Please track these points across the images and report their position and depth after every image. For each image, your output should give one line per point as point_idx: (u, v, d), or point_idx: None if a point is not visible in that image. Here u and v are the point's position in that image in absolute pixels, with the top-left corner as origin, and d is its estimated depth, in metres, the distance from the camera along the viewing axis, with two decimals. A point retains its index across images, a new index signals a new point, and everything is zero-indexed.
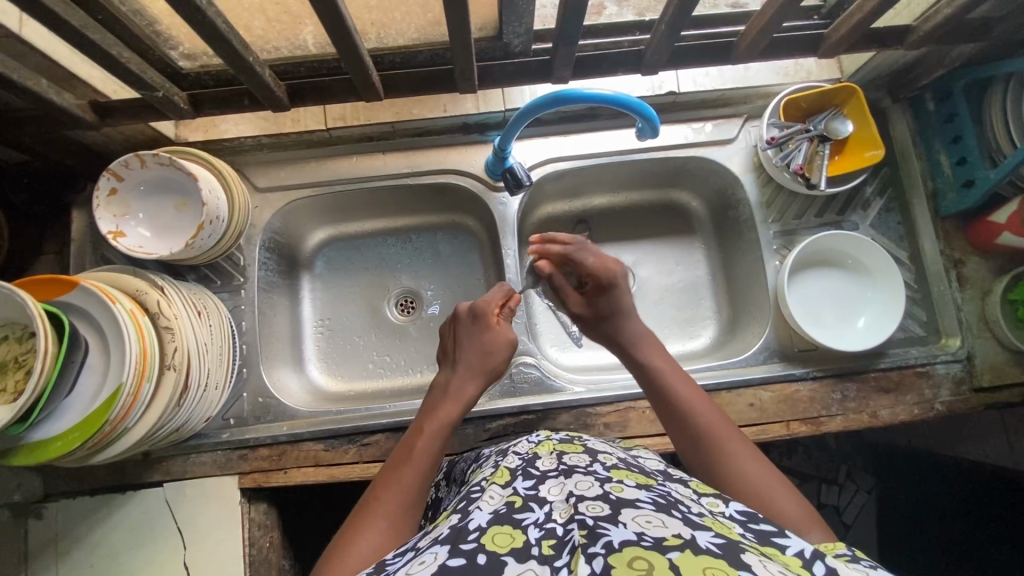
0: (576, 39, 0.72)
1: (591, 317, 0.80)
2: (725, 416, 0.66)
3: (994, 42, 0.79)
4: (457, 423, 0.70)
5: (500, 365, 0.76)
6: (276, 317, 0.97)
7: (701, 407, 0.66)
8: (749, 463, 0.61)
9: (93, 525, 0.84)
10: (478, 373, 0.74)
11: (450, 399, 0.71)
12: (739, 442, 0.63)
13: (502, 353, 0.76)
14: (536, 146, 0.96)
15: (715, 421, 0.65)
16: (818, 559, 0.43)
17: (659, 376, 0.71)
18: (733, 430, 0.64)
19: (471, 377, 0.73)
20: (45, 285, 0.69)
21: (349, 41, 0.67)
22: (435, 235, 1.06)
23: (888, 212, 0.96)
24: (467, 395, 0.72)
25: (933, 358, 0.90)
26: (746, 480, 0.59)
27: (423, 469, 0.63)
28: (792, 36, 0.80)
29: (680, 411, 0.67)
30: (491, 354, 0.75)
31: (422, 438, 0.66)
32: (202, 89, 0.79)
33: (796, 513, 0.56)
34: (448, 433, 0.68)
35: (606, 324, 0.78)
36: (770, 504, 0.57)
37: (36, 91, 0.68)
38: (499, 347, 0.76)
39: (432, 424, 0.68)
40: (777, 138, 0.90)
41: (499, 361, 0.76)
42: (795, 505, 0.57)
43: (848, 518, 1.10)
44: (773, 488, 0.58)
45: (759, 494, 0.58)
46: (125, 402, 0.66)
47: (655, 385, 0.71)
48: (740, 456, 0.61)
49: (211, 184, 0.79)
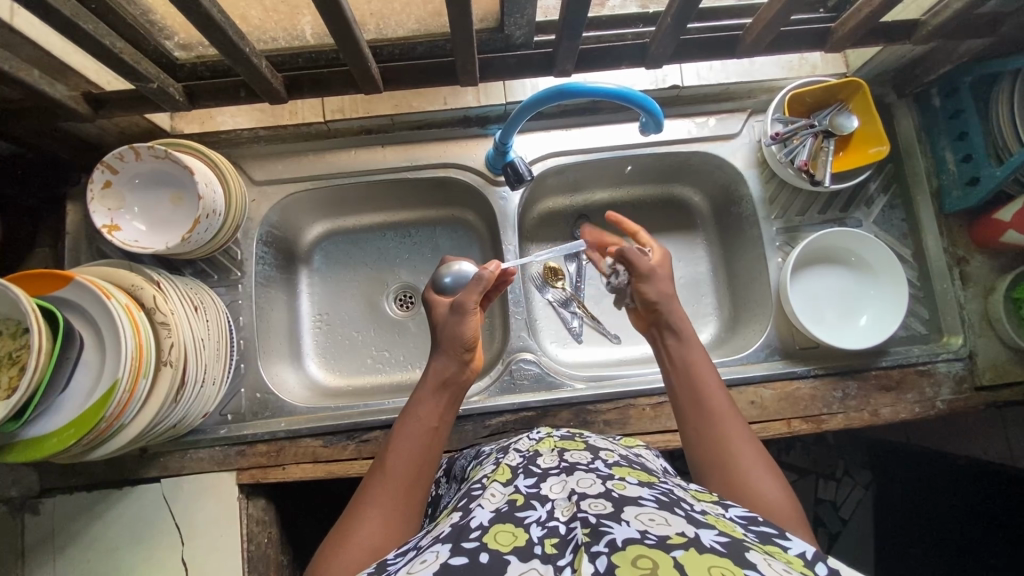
0: (580, 32, 0.70)
1: (660, 275, 0.76)
2: (731, 404, 0.66)
3: (1002, 38, 0.78)
4: (441, 402, 0.69)
5: (465, 332, 0.70)
6: (274, 312, 0.96)
7: (714, 392, 0.66)
8: (748, 453, 0.61)
9: (89, 521, 0.84)
10: (444, 350, 0.70)
11: (426, 382, 0.69)
12: (746, 446, 0.61)
13: (457, 323, 0.70)
14: (539, 139, 0.95)
15: (723, 407, 0.65)
16: (820, 562, 0.42)
17: (687, 368, 0.69)
18: (741, 422, 0.64)
19: (439, 355, 0.70)
20: (38, 281, 0.67)
21: (348, 31, 0.65)
22: (433, 229, 1.05)
23: (891, 208, 0.95)
24: (442, 372, 0.69)
25: (934, 356, 0.90)
26: (743, 473, 0.59)
27: (412, 457, 0.63)
28: (799, 30, 0.79)
29: (696, 405, 0.66)
30: (445, 331, 0.71)
31: (404, 427, 0.65)
32: (199, 81, 0.78)
33: (788, 514, 0.55)
34: (433, 416, 0.67)
35: (660, 285, 0.75)
36: (767, 505, 0.56)
37: (27, 82, 0.66)
38: (449, 320, 0.71)
39: (414, 410, 0.67)
40: (782, 133, 0.88)
41: (460, 329, 0.70)
42: (789, 505, 0.56)
43: (845, 514, 1.12)
44: (766, 482, 0.58)
45: (752, 486, 0.58)
46: (119, 398, 0.65)
47: (673, 362, 0.71)
48: (744, 452, 0.61)
49: (207, 176, 0.78)
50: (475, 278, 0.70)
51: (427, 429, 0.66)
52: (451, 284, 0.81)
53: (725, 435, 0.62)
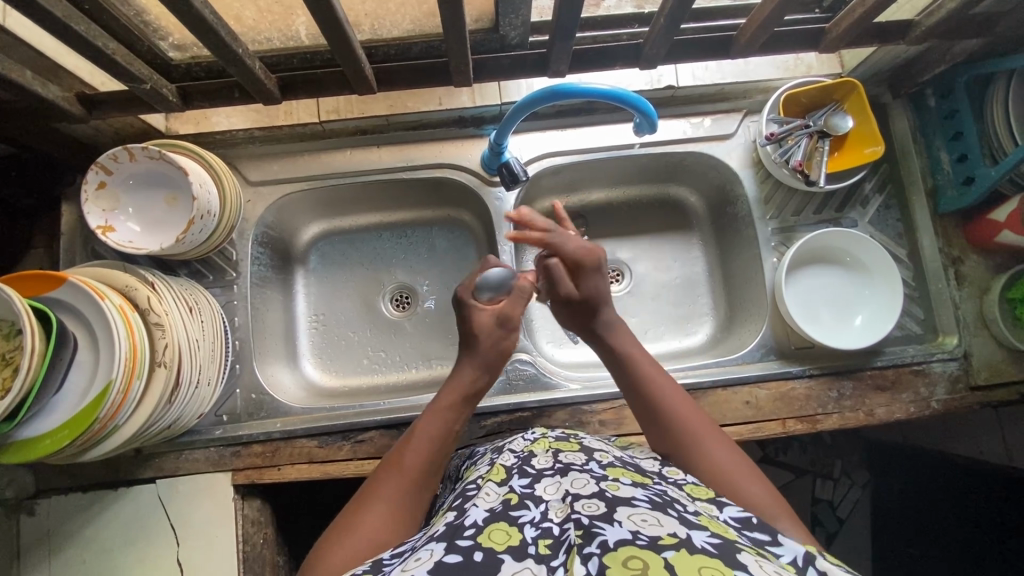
0: (573, 32, 0.71)
1: (579, 301, 0.74)
2: (696, 406, 0.66)
3: (997, 38, 0.78)
4: (463, 407, 0.69)
5: (506, 346, 0.74)
6: (270, 312, 0.96)
7: (667, 390, 0.67)
8: (720, 454, 0.61)
9: (85, 522, 0.84)
10: (480, 360, 0.72)
11: (453, 385, 0.70)
12: (711, 435, 0.62)
13: (499, 336, 0.73)
14: (534, 140, 0.95)
15: (687, 412, 0.65)
16: (809, 567, 0.43)
17: (633, 371, 0.70)
18: (700, 414, 0.65)
19: (472, 363, 0.71)
20: (33, 281, 0.67)
21: (342, 32, 0.65)
22: (429, 229, 1.05)
23: (887, 208, 0.95)
24: (470, 381, 0.70)
25: (929, 356, 0.90)
26: (711, 464, 0.60)
27: (427, 456, 0.62)
28: (793, 30, 0.79)
29: (652, 405, 0.66)
30: (488, 340, 0.72)
31: (423, 424, 0.65)
32: (194, 81, 0.78)
33: (762, 498, 0.56)
34: (454, 419, 0.67)
35: (585, 309, 0.74)
36: (740, 493, 0.57)
37: (21, 83, 0.66)
38: (491, 330, 0.73)
39: (437, 409, 0.67)
40: (776, 133, 0.89)
41: (502, 344, 0.73)
42: (760, 489, 0.57)
43: (842, 513, 1.12)
44: (735, 468, 0.59)
45: (732, 487, 0.58)
46: (115, 399, 0.65)
47: (622, 376, 0.71)
48: (708, 442, 0.62)
49: (202, 178, 0.78)
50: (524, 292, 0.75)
51: (445, 430, 0.65)
52: (488, 284, 0.77)
53: (686, 430, 0.63)
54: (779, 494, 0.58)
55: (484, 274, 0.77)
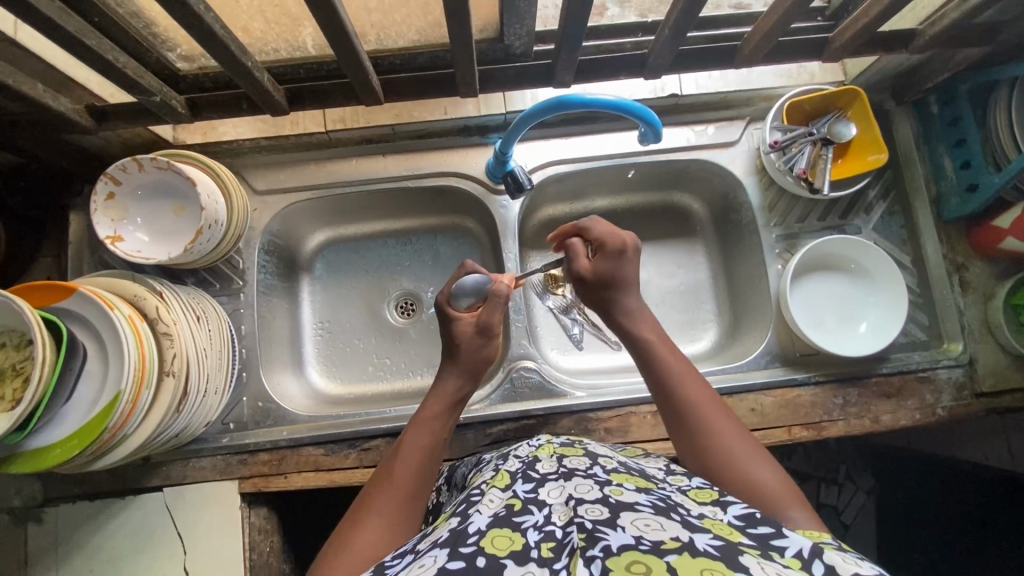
0: (579, 44, 0.71)
1: (589, 284, 0.74)
2: (712, 394, 0.66)
3: (1001, 46, 0.78)
4: (449, 415, 0.70)
5: (488, 353, 0.73)
6: (276, 319, 0.96)
7: (686, 379, 0.66)
8: (736, 445, 0.60)
9: (92, 530, 0.84)
10: (463, 368, 0.72)
11: (437, 394, 0.71)
12: (728, 429, 0.62)
13: (481, 344, 0.73)
14: (538, 148, 0.96)
15: (698, 397, 0.65)
16: (817, 559, 0.42)
17: (650, 358, 0.69)
18: (718, 405, 0.64)
19: (456, 370, 0.72)
20: (41, 292, 0.68)
21: (348, 43, 0.66)
22: (434, 237, 1.05)
23: (891, 215, 0.95)
24: (454, 387, 0.71)
25: (935, 363, 0.90)
26: (729, 459, 0.59)
27: (418, 464, 0.63)
28: (797, 39, 0.79)
29: (671, 396, 0.66)
30: (470, 347, 0.73)
31: (411, 436, 0.66)
32: (201, 93, 0.78)
33: (780, 493, 0.56)
34: (440, 427, 0.68)
35: (598, 291, 0.74)
36: (757, 487, 0.57)
37: (32, 96, 0.67)
38: (470, 339, 0.73)
39: (422, 420, 0.68)
40: (780, 141, 0.89)
41: (481, 351, 0.73)
42: (781, 484, 0.57)
43: (847, 519, 1.12)
44: (754, 462, 0.59)
45: (748, 479, 0.58)
46: (122, 409, 0.65)
47: (641, 363, 0.70)
48: (726, 436, 0.61)
49: (210, 188, 0.79)
50: (495, 296, 0.73)
51: (434, 438, 0.66)
52: (468, 292, 0.78)
53: (703, 422, 0.63)
54: (796, 486, 0.58)
55: (460, 280, 0.79)
